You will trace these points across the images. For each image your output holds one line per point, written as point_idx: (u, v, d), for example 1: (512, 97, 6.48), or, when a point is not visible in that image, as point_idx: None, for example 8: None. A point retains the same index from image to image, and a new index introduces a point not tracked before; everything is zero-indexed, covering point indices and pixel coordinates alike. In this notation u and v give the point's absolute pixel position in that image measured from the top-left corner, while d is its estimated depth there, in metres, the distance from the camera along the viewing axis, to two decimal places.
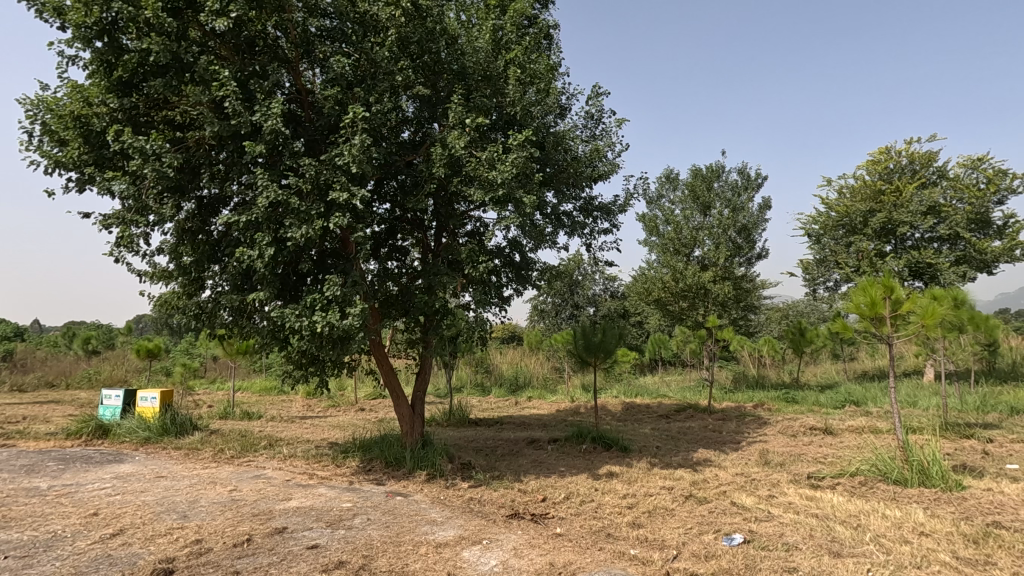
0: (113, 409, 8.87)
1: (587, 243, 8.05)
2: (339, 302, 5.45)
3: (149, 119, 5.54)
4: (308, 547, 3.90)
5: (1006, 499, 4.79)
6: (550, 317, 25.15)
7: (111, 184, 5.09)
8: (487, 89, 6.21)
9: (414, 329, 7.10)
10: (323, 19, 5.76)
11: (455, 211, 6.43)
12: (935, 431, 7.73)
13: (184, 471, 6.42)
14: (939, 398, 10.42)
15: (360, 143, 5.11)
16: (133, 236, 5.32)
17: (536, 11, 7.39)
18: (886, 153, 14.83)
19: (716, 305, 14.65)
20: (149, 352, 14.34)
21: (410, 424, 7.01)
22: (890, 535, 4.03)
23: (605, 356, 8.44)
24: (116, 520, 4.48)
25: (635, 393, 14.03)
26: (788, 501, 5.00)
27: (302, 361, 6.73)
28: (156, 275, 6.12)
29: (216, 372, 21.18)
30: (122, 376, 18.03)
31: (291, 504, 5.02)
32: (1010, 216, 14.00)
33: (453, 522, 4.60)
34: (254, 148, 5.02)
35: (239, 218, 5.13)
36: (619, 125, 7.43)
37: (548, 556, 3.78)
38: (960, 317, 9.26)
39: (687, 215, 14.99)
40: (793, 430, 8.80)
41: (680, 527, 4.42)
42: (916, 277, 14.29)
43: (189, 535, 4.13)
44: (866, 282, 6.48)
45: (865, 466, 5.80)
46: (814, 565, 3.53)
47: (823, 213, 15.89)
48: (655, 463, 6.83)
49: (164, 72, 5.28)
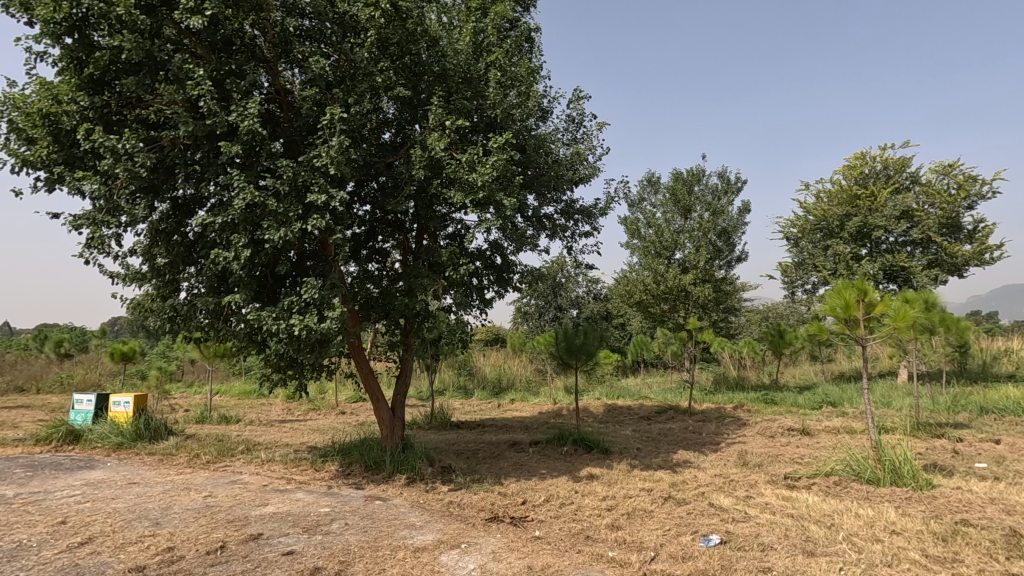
0: (84, 414, 8.64)
1: (568, 246, 8.10)
2: (317, 305, 5.37)
3: (122, 118, 5.43)
4: (283, 553, 3.84)
5: (974, 498, 4.90)
6: (533, 319, 25.36)
7: (81, 184, 4.96)
8: (467, 91, 6.22)
9: (395, 332, 7.02)
10: (302, 19, 5.65)
11: (436, 213, 6.38)
12: (907, 431, 7.90)
13: (157, 477, 6.27)
14: (912, 399, 10.69)
15: (338, 144, 5.08)
16: (104, 237, 5.19)
17: (516, 14, 7.41)
18: (861, 158, 15.17)
19: (697, 308, 14.83)
20: (123, 356, 14.01)
21: (390, 427, 6.96)
22: (862, 534, 4.09)
23: (587, 358, 8.45)
24: (84, 529, 4.36)
25: (618, 394, 14.27)
26: (765, 501, 5.07)
27: (281, 365, 6.66)
28: (128, 277, 5.96)
29: (193, 377, 20.72)
30: (96, 381, 17.59)
31: (267, 510, 4.93)
32: (979, 220, 14.36)
33: (432, 526, 4.57)
34: (230, 149, 4.93)
35: (215, 219, 5.04)
36: (599, 128, 7.52)
37: (526, 560, 3.77)
38: (931, 320, 9.41)
39: (668, 218, 15.17)
40: (771, 430, 8.92)
41: (658, 528, 4.45)
42: (889, 280, 14.59)
43: (160, 543, 4.04)
44: (841, 286, 6.60)
45: (839, 466, 5.89)
46: (788, 565, 3.57)
47: (801, 217, 16.16)
48: (635, 464, 6.89)
49: (137, 70, 5.16)
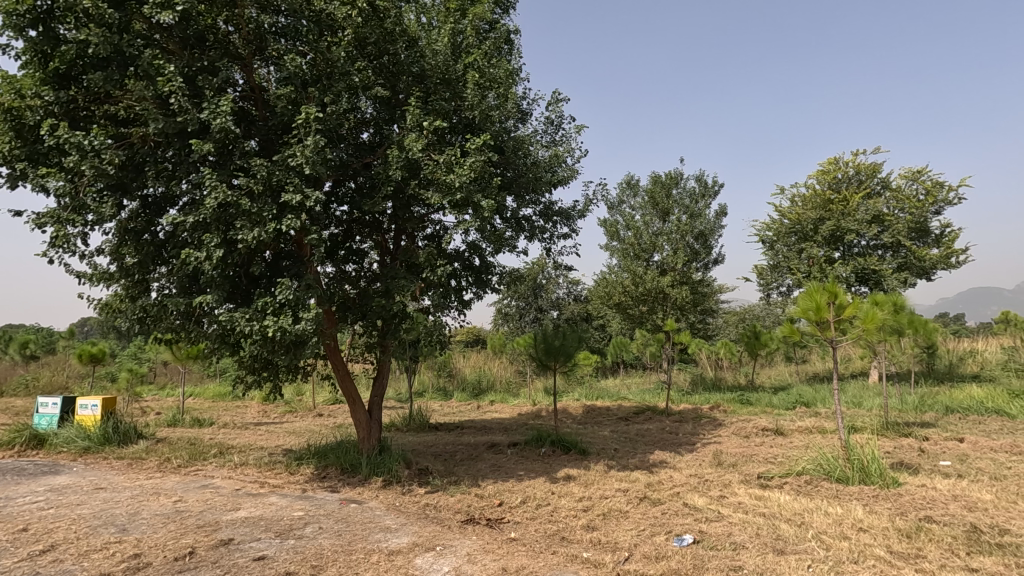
0: (49, 418, 8.40)
1: (548, 248, 8.13)
2: (292, 306, 5.29)
3: (89, 114, 5.33)
4: (254, 559, 3.78)
5: (937, 494, 5.04)
6: (513, 320, 25.39)
7: (45, 181, 4.83)
8: (446, 92, 6.22)
9: (372, 333, 6.97)
10: (277, 16, 5.56)
11: (413, 214, 6.36)
12: (875, 431, 8.08)
13: (125, 482, 6.12)
14: (882, 399, 10.95)
15: (313, 144, 5.01)
16: (69, 236, 5.05)
17: (496, 16, 7.41)
18: (834, 164, 15.50)
19: (675, 309, 14.99)
20: (92, 358, 13.63)
21: (367, 430, 6.91)
22: (830, 532, 4.18)
23: (565, 359, 8.48)
24: (47, 536, 4.24)
25: (597, 395, 14.33)
26: (738, 501, 5.13)
27: (255, 367, 6.56)
28: (96, 277, 5.80)
29: (166, 379, 20.26)
30: (62, 384, 17.08)
31: (239, 514, 4.85)
32: (947, 225, 14.76)
33: (407, 529, 4.53)
34: (201, 147, 4.83)
35: (186, 218, 4.94)
36: (578, 131, 7.56)
37: (501, 562, 3.76)
38: (899, 322, 9.62)
39: (647, 221, 15.31)
40: (746, 430, 9.06)
41: (633, 529, 4.48)
42: (861, 283, 14.90)
43: (126, 550, 3.94)
44: (813, 288, 6.73)
45: (810, 466, 5.99)
46: (759, 563, 3.63)
47: (776, 220, 16.44)
48: (612, 464, 6.95)
49: (105, 65, 5.05)
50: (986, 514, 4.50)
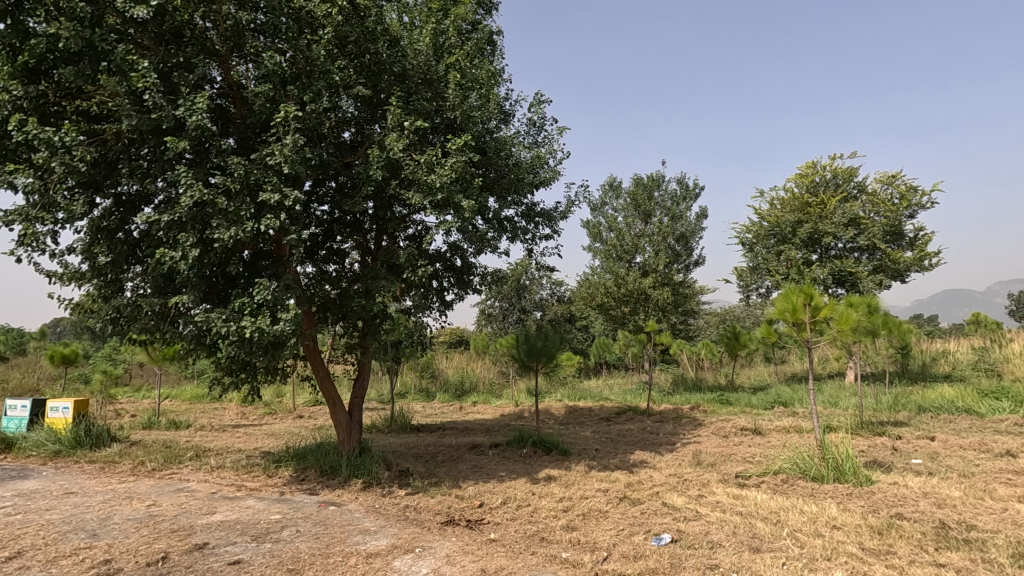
0: (18, 421, 8.19)
1: (530, 249, 8.13)
2: (270, 306, 5.21)
3: (60, 109, 5.20)
4: (229, 563, 3.72)
5: (908, 492, 5.15)
6: (497, 321, 25.38)
7: (13, 177, 4.71)
8: (427, 92, 6.21)
9: (353, 334, 6.91)
10: (255, 13, 5.52)
11: (394, 214, 6.32)
12: (850, 431, 8.24)
13: (97, 486, 5.97)
14: (857, 398, 11.14)
15: (292, 142, 4.95)
16: (38, 234, 4.93)
17: (478, 17, 7.39)
18: (812, 167, 15.76)
19: (657, 310, 15.09)
20: (64, 359, 13.31)
21: (347, 431, 6.85)
22: (805, 530, 4.24)
23: (547, 359, 8.50)
24: (13, 542, 4.12)
25: (579, 397, 14.29)
26: (715, 500, 5.18)
27: (232, 368, 6.46)
28: (67, 277, 5.67)
29: (142, 381, 19.89)
30: (33, 386, 16.65)
31: (214, 518, 4.77)
32: (920, 228, 15.12)
33: (386, 531, 4.50)
34: (176, 145, 4.73)
35: (161, 217, 4.85)
36: (560, 133, 7.59)
37: (480, 563, 3.75)
38: (874, 323, 9.80)
39: (629, 222, 15.43)
40: (725, 430, 9.15)
41: (612, 529, 4.50)
42: (838, 284, 15.18)
43: (96, 556, 3.85)
44: (789, 290, 6.83)
45: (786, 465, 6.08)
46: (734, 561, 3.67)
47: (756, 222, 16.66)
48: (593, 464, 6.98)
49: (76, 60, 4.94)
50: (954, 511, 4.61)
